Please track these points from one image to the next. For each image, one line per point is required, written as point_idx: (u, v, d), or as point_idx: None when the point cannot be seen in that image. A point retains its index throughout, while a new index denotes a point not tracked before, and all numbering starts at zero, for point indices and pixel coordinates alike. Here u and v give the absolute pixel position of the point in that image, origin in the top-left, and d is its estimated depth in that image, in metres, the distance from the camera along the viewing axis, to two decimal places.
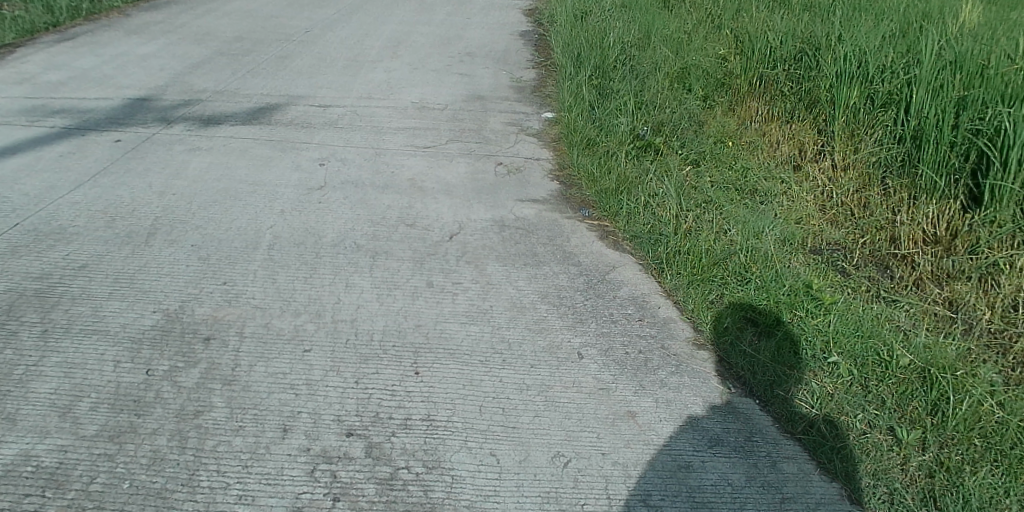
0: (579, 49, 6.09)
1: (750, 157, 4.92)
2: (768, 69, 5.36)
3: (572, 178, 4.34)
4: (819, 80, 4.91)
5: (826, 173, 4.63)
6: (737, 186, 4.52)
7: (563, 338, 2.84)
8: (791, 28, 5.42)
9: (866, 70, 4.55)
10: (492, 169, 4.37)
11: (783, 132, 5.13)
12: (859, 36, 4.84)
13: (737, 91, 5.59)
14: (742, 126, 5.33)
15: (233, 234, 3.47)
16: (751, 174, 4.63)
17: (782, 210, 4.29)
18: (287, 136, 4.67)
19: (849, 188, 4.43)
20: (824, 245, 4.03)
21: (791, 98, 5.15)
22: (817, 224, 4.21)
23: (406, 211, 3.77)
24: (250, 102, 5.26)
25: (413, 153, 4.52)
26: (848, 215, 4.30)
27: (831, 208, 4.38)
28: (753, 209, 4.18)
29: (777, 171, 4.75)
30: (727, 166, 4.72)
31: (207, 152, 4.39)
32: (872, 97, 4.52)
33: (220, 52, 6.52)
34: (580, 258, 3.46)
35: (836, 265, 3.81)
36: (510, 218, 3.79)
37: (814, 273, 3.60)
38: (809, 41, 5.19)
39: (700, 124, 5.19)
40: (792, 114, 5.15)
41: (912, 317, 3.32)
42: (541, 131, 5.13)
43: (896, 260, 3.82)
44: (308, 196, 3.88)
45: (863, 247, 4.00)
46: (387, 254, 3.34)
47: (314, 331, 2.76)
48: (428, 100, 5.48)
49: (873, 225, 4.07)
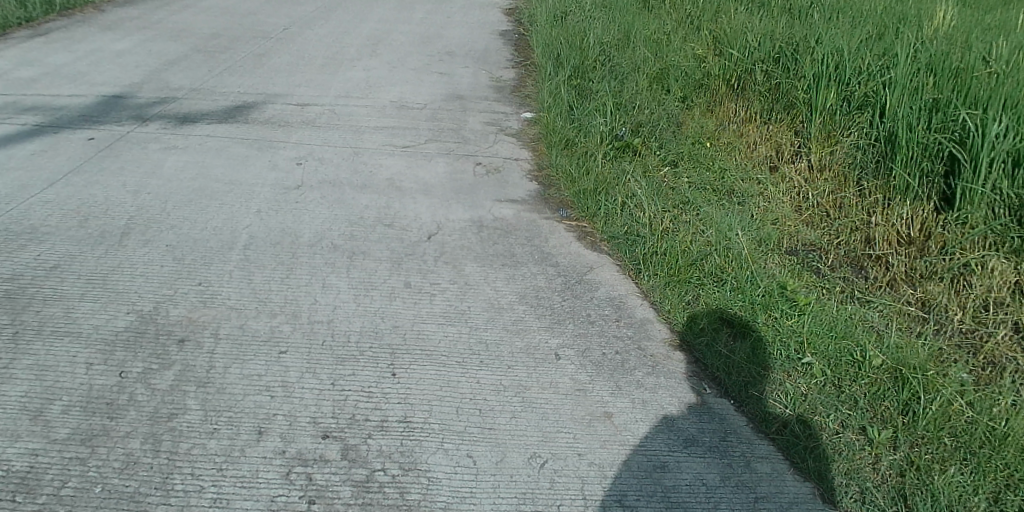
0: (559, 50, 6.11)
1: (727, 158, 4.98)
2: (746, 70, 5.44)
3: (551, 178, 4.34)
4: (797, 82, 4.99)
5: (802, 174, 4.70)
6: (714, 187, 4.57)
7: (541, 339, 2.85)
8: (769, 31, 5.51)
9: (842, 72, 4.65)
10: (471, 169, 4.37)
11: (760, 133, 5.19)
12: (838, 39, 4.92)
13: (714, 92, 5.63)
14: (720, 127, 5.38)
15: (208, 234, 3.44)
16: (728, 175, 4.69)
17: (759, 211, 4.34)
18: (265, 135, 4.63)
19: (825, 190, 4.50)
20: (800, 246, 4.09)
21: (768, 100, 5.23)
22: (793, 225, 4.27)
23: (384, 211, 3.76)
24: (227, 100, 5.22)
25: (391, 152, 4.51)
26: (824, 216, 4.36)
27: (807, 208, 4.43)
28: (730, 210, 4.23)
29: (754, 172, 4.81)
30: (705, 167, 4.77)
31: (183, 151, 4.34)
32: (848, 99, 4.62)
33: (196, 48, 6.45)
34: (558, 259, 3.47)
35: (811, 265, 3.87)
36: (489, 218, 3.79)
37: (789, 274, 3.65)
38: (787, 43, 5.28)
39: (679, 125, 5.24)
40: (770, 116, 5.22)
41: (885, 317, 3.38)
42: (520, 131, 5.13)
43: (870, 261, 3.89)
44: (285, 196, 3.85)
45: (838, 247, 4.07)
46: (365, 255, 3.33)
47: (290, 333, 2.74)
48: (407, 99, 5.47)
49: (848, 226, 4.14)
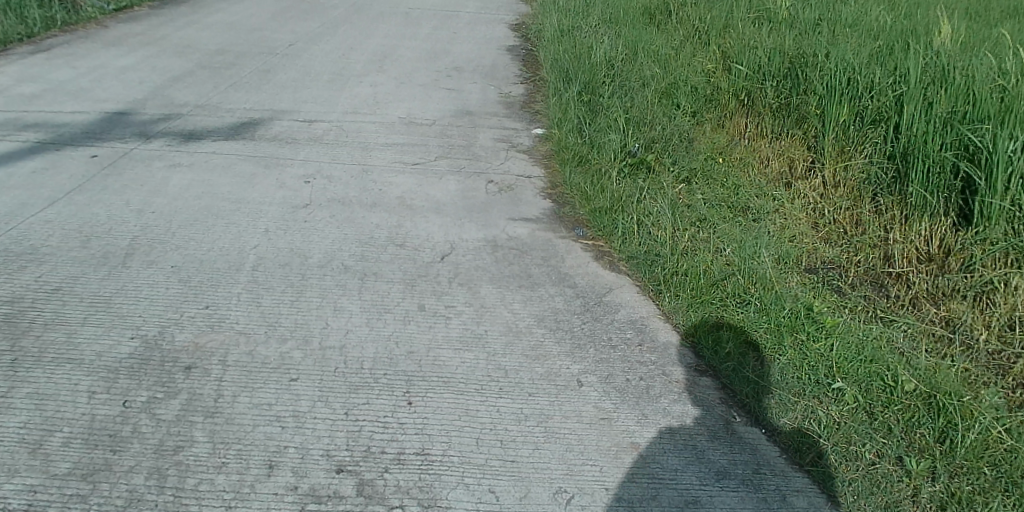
0: (568, 65, 6.06)
1: (740, 175, 5.02)
2: (756, 84, 5.56)
3: (565, 196, 4.21)
4: (808, 95, 5.06)
5: (817, 191, 4.74)
6: (729, 203, 4.57)
7: (561, 365, 2.72)
8: (778, 49, 5.57)
9: (854, 88, 4.69)
10: (483, 187, 4.25)
11: (772, 148, 5.27)
12: (847, 54, 4.98)
13: (726, 108, 5.70)
14: (731, 143, 5.44)
15: (215, 254, 3.34)
16: (742, 192, 4.70)
17: (776, 230, 4.32)
18: (271, 152, 4.54)
19: (841, 207, 4.49)
20: (818, 265, 4.06)
21: (779, 116, 5.32)
22: (811, 243, 4.24)
23: (396, 231, 3.66)
24: (233, 116, 5.14)
25: (401, 170, 4.41)
26: (842, 233, 4.36)
27: (824, 226, 4.45)
28: (747, 228, 4.24)
29: (769, 188, 4.82)
30: (719, 184, 4.78)
31: (188, 169, 4.25)
32: (860, 114, 4.66)
33: (201, 64, 6.39)
34: (576, 279, 3.33)
35: (831, 284, 3.84)
36: (502, 238, 3.68)
37: (810, 294, 3.62)
38: (797, 58, 5.40)
39: (692, 142, 5.29)
40: (782, 131, 5.30)
41: (909, 337, 3.31)
42: (531, 147, 4.98)
43: (890, 279, 3.86)
44: (294, 215, 3.76)
45: (858, 265, 4.03)
46: (377, 276, 3.22)
47: (301, 359, 2.63)
48: (416, 115, 5.40)
49: (866, 243, 4.09)
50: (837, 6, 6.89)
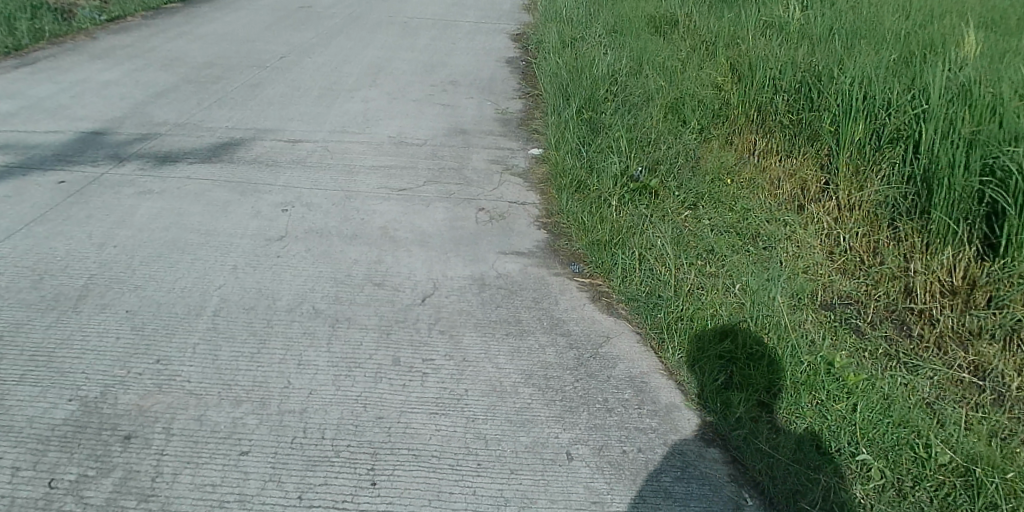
0: (569, 79, 5.77)
1: (750, 196, 4.77)
2: (766, 98, 5.28)
3: (561, 226, 3.91)
4: (822, 111, 4.77)
5: (831, 214, 4.44)
6: (738, 230, 4.29)
7: (549, 434, 2.41)
8: (790, 61, 5.28)
9: (872, 104, 4.38)
10: (473, 215, 3.95)
11: (783, 167, 5.01)
12: (863, 66, 4.68)
13: (734, 122, 5.49)
14: (741, 162, 5.20)
15: (175, 296, 3.05)
16: (752, 217, 4.42)
17: (789, 259, 4.01)
18: (250, 176, 4.26)
19: (858, 233, 4.18)
20: (835, 299, 3.75)
21: (791, 131, 5.06)
22: (826, 274, 3.94)
23: (375, 267, 3.37)
24: (213, 136, 4.87)
25: (387, 196, 4.12)
26: (858, 262, 4.04)
27: (840, 254, 4.13)
28: (757, 258, 3.96)
29: (780, 212, 4.54)
30: (727, 208, 4.52)
31: (159, 196, 3.97)
32: (877, 132, 4.36)
33: (187, 78, 6.13)
34: (569, 326, 3.02)
35: (849, 323, 3.52)
36: (491, 275, 3.37)
37: (826, 335, 3.32)
38: (810, 71, 5.10)
39: (698, 161, 5.03)
40: (792, 148, 5.04)
41: (934, 385, 3.01)
42: (528, 170, 4.68)
43: (912, 316, 3.55)
44: (266, 250, 3.47)
45: (876, 299, 3.71)
46: (350, 323, 2.92)
47: (255, 428, 2.33)
48: (407, 134, 5.11)
49: (885, 274, 3.79)
50: (851, 15, 6.59)
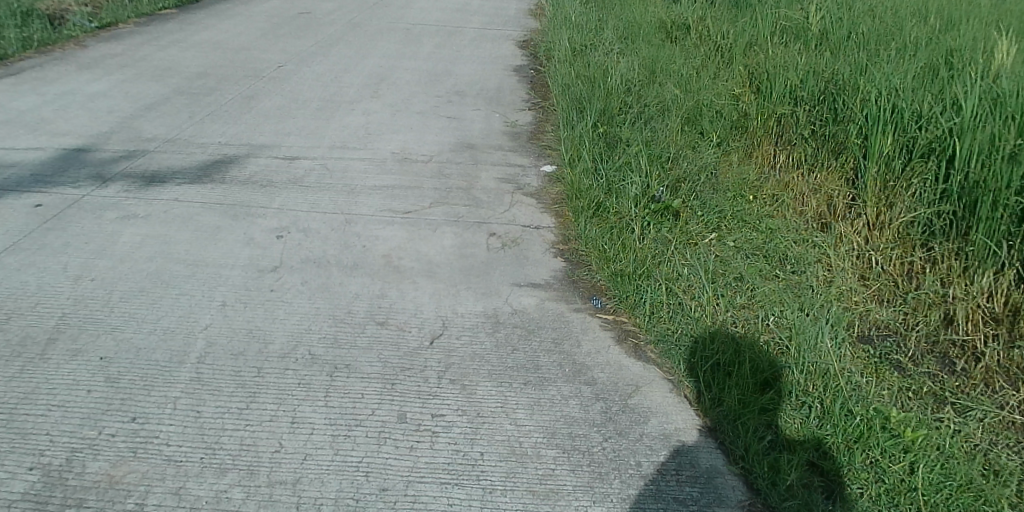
0: (580, 89, 5.49)
1: (774, 214, 4.48)
2: (787, 110, 5.01)
3: (580, 253, 3.60)
4: (846, 124, 4.50)
5: (860, 233, 4.14)
6: (765, 251, 3.98)
7: (580, 507, 2.09)
8: (811, 71, 5.02)
9: (899, 116, 4.09)
10: (484, 242, 3.66)
11: (807, 183, 4.70)
12: (889, 76, 4.43)
13: (753, 133, 5.21)
14: (762, 177, 4.91)
15: (156, 340, 2.75)
16: (778, 237, 4.13)
17: (821, 284, 3.71)
18: (242, 198, 3.96)
19: (891, 254, 3.89)
20: (871, 330, 3.46)
21: (813, 142, 4.76)
22: (861, 302, 3.64)
23: (377, 302, 3.07)
24: (205, 153, 4.57)
25: (390, 220, 3.82)
26: (894, 288, 3.75)
27: (873, 278, 3.84)
28: (788, 284, 3.65)
29: (807, 233, 4.25)
30: (751, 228, 4.22)
31: (143, 221, 3.68)
32: (908, 147, 4.06)
33: (179, 89, 5.84)
34: (595, 373, 2.71)
35: (890, 358, 3.22)
36: (505, 311, 3.06)
37: (865, 370, 3.05)
38: (833, 81, 4.84)
39: (718, 176, 4.74)
40: (816, 161, 4.75)
41: (987, 425, 2.75)
42: (540, 189, 4.38)
43: (956, 349, 3.29)
44: (258, 283, 3.17)
45: (915, 329, 3.43)
46: (350, 370, 2.62)
47: (240, 502, 2.01)
48: (411, 150, 4.82)
49: (924, 300, 3.52)
50: (872, 20, 6.31)
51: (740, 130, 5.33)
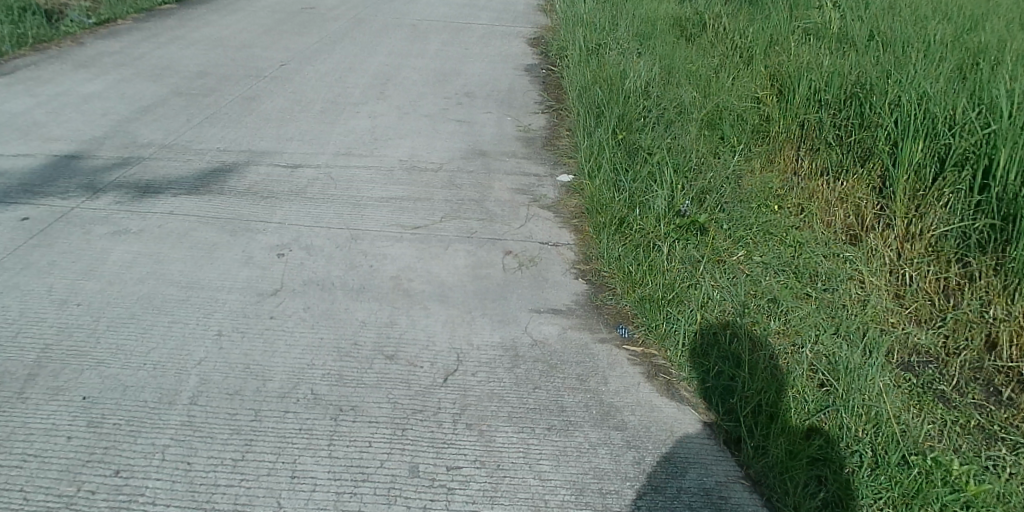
0: (597, 93, 5.24)
1: (800, 225, 4.20)
2: (812, 114, 4.75)
3: (602, 274, 3.36)
4: (875, 130, 4.26)
5: (892, 245, 3.84)
6: (795, 268, 3.71)
7: None
8: (837, 71, 4.75)
9: (934, 123, 3.85)
10: (500, 261, 3.41)
11: (833, 190, 4.42)
12: (918, 79, 4.18)
13: (776, 137, 4.95)
14: (786, 184, 4.63)
15: (145, 376, 2.52)
16: (807, 252, 3.85)
17: (855, 303, 3.45)
18: (242, 212, 3.73)
19: (925, 269, 3.63)
20: (910, 356, 3.21)
21: (839, 148, 4.51)
22: (898, 323, 3.38)
23: (386, 332, 2.83)
24: (203, 160, 4.33)
25: (399, 236, 3.58)
26: (931, 306, 3.49)
27: (909, 296, 3.56)
28: (820, 306, 3.38)
29: (836, 245, 3.97)
30: (778, 242, 3.95)
31: (136, 236, 3.44)
32: (941, 157, 3.82)
33: (177, 90, 5.60)
34: (625, 416, 2.47)
35: (934, 389, 2.97)
36: (524, 342, 2.82)
37: (909, 402, 2.83)
38: (859, 84, 4.58)
39: (741, 184, 4.48)
40: (841, 168, 4.47)
41: None
42: (558, 201, 4.13)
43: (1000, 376, 3.06)
44: (257, 308, 2.94)
45: (955, 354, 3.20)
46: (357, 414, 2.38)
47: None
48: (419, 157, 4.57)
49: (964, 320, 3.29)
50: (899, 16, 6.03)
51: (763, 133, 5.07)
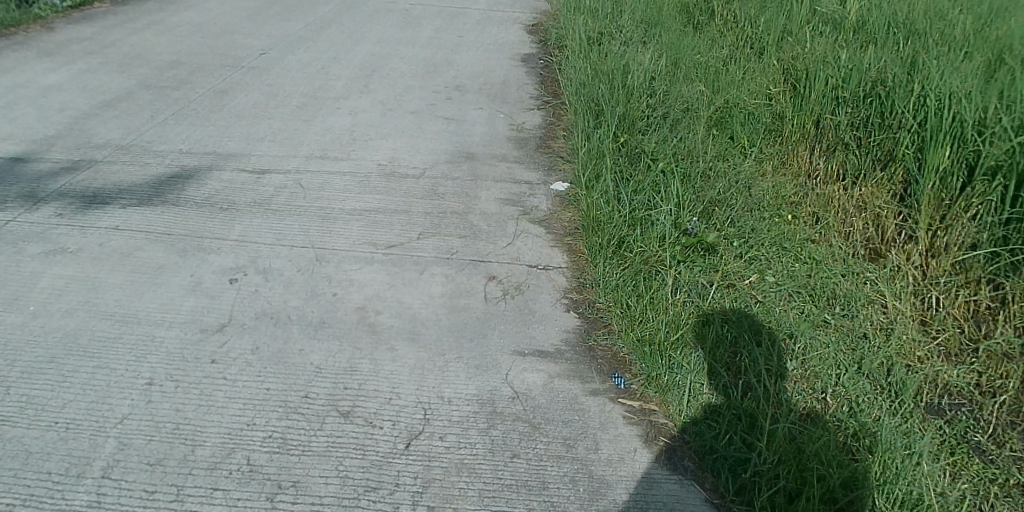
0: (597, 89, 4.80)
1: (815, 238, 3.71)
2: (828, 114, 4.19)
3: (597, 306, 2.97)
4: (897, 131, 3.72)
5: (917, 262, 3.37)
6: (811, 289, 3.21)
7: None
8: (857, 64, 4.21)
9: (961, 126, 3.34)
10: (481, 289, 3.02)
11: (848, 198, 3.91)
12: (947, 75, 3.67)
13: (788, 138, 4.42)
14: (799, 188, 4.14)
15: (55, 439, 2.15)
16: (823, 271, 3.35)
17: (878, 333, 2.99)
18: (197, 227, 3.33)
19: (953, 291, 3.18)
20: (940, 397, 2.76)
21: (859, 151, 3.96)
22: (926, 357, 2.92)
23: (344, 380, 2.45)
24: (161, 164, 3.94)
25: (370, 258, 3.19)
26: (961, 335, 3.03)
27: (937, 323, 3.09)
28: (839, 337, 2.93)
29: (854, 262, 3.47)
30: (792, 258, 3.46)
31: (73, 257, 3.06)
32: (971, 165, 3.32)
33: (145, 82, 5.19)
34: (618, 495, 2.09)
35: (969, 438, 2.56)
36: (504, 395, 2.43)
37: (945, 456, 2.44)
38: (881, 80, 4.04)
39: (751, 192, 4.01)
40: (861, 173, 3.93)
41: None
42: (551, 214, 3.73)
43: None
44: (199, 349, 2.56)
45: (990, 395, 2.76)
46: (298, 492, 2.00)
47: None
48: (401, 161, 4.17)
49: (996, 353, 2.89)
50: None
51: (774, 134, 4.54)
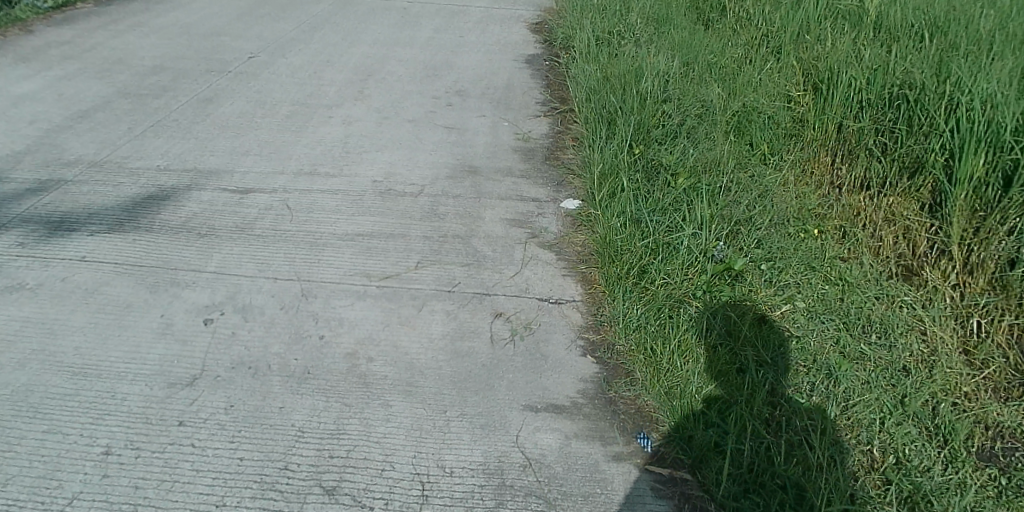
0: (608, 94, 4.46)
1: (842, 255, 3.33)
2: (851, 116, 3.83)
3: (617, 349, 2.65)
4: (925, 135, 3.33)
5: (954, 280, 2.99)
6: (844, 317, 2.83)
7: None
8: (882, 63, 3.85)
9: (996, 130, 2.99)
10: (486, 329, 2.70)
11: (875, 208, 3.51)
12: (979, 75, 3.32)
13: (811, 142, 4.06)
14: (823, 200, 3.76)
15: None
16: (854, 293, 2.98)
17: (917, 366, 2.62)
18: (171, 257, 3.02)
19: (994, 314, 2.81)
20: (992, 441, 2.39)
21: (884, 155, 3.57)
22: (971, 392, 2.55)
23: (329, 447, 2.13)
24: (137, 183, 3.62)
25: (363, 292, 2.87)
26: (1008, 365, 2.66)
27: (979, 351, 2.72)
28: (875, 372, 2.56)
29: (886, 282, 3.10)
30: (821, 280, 3.08)
31: (32, 294, 2.74)
32: (1006, 172, 2.97)
33: (125, 90, 4.86)
34: None
35: None
36: (514, 463, 2.12)
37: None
38: (905, 79, 3.67)
39: (772, 203, 3.64)
40: (886, 181, 3.53)
41: None
42: (561, 237, 3.40)
43: None
44: (165, 408, 2.24)
45: None
46: None
47: None
48: (397, 176, 3.84)
49: None
50: None
51: (795, 138, 4.20)
